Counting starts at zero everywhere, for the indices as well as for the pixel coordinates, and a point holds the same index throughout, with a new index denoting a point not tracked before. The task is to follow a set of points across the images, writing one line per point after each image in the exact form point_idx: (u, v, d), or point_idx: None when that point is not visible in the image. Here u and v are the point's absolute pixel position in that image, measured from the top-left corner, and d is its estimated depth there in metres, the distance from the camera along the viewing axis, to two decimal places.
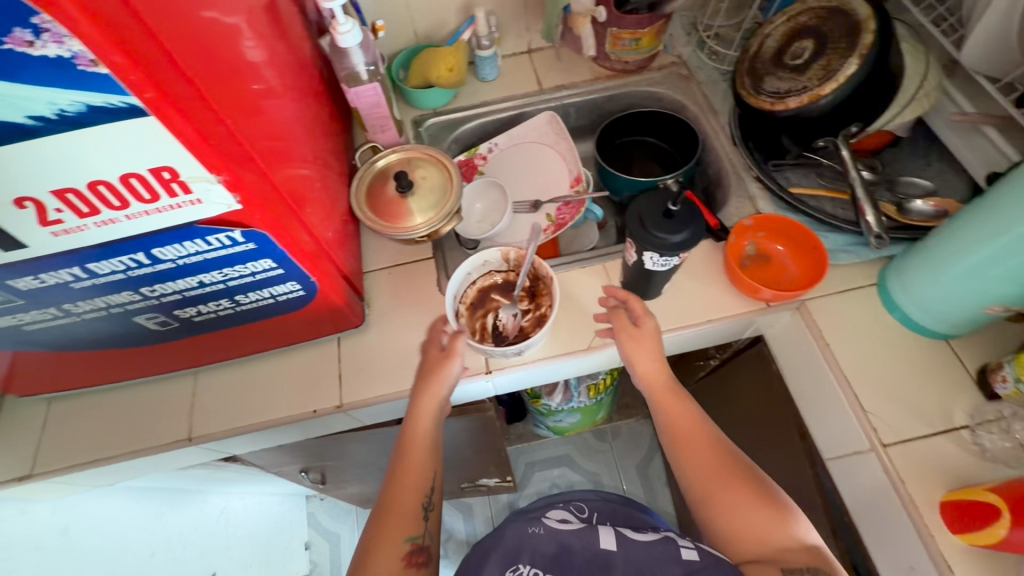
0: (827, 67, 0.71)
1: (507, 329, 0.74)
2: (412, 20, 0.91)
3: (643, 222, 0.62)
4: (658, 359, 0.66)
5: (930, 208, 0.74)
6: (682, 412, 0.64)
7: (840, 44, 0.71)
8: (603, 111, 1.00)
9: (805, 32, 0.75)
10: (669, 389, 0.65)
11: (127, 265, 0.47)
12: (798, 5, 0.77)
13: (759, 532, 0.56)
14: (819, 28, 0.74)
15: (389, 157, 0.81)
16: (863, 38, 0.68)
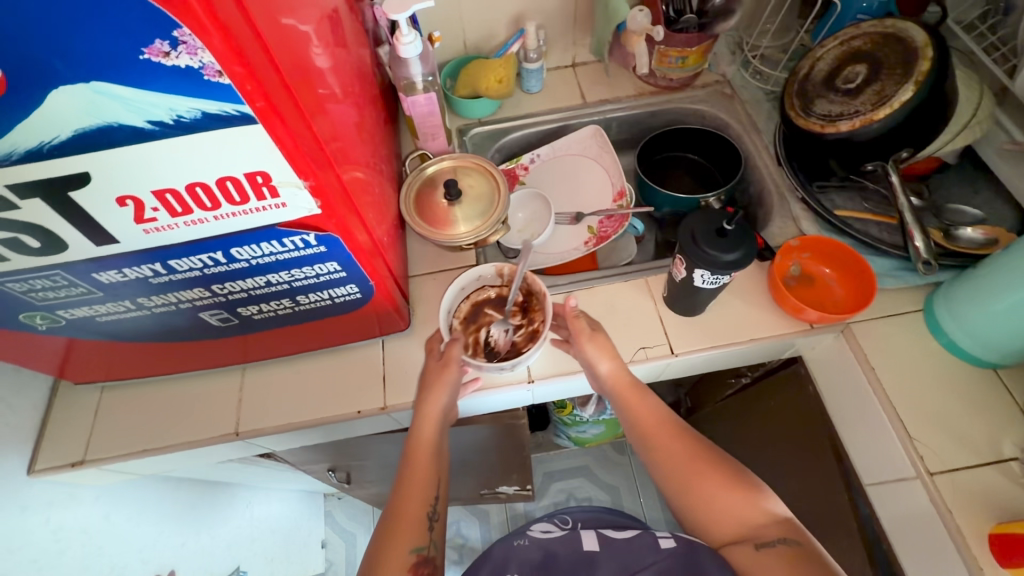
0: (880, 92, 0.72)
1: (499, 344, 0.70)
2: (464, 32, 0.93)
3: (696, 237, 0.62)
4: (615, 357, 0.67)
5: (979, 236, 0.75)
6: (647, 410, 0.65)
7: (894, 70, 0.71)
8: (645, 126, 1.01)
9: (858, 57, 0.75)
10: (632, 387, 0.67)
11: (204, 263, 0.48)
12: (851, 30, 0.77)
13: (732, 515, 0.58)
14: (872, 53, 0.74)
15: (439, 164, 0.82)
16: (919, 66, 0.68)
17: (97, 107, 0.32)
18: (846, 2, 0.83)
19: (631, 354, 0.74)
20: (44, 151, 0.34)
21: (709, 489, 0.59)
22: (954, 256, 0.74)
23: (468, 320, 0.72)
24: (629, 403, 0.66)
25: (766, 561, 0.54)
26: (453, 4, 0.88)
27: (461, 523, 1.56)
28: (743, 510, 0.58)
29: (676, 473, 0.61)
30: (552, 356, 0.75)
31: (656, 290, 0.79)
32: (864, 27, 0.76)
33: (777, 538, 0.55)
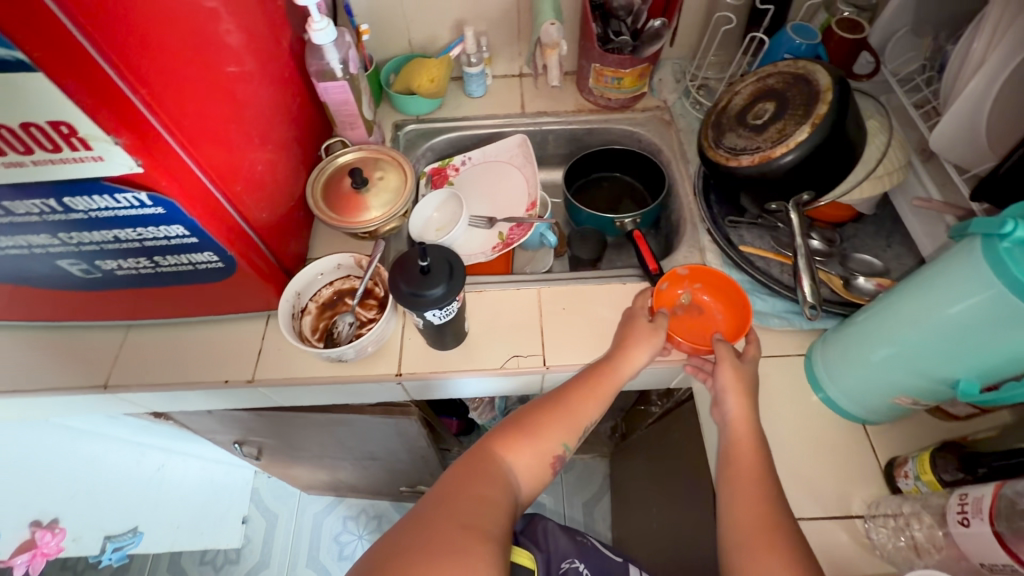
0: (781, 130, 0.71)
1: (339, 336, 0.74)
2: (408, 30, 0.94)
3: (400, 286, 0.61)
4: (748, 398, 0.61)
5: (872, 286, 0.74)
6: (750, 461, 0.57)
7: (796, 111, 0.71)
8: (582, 143, 1.02)
9: (770, 94, 0.75)
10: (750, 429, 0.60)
11: (42, 209, 0.50)
12: (769, 67, 0.77)
13: None
14: (782, 92, 0.74)
15: (355, 154, 0.84)
16: (817, 109, 0.69)
17: None
18: (777, 41, 0.83)
19: (503, 362, 0.74)
20: None
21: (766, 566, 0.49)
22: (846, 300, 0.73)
23: (325, 306, 0.76)
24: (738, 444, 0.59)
25: None
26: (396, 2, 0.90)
27: (383, 519, 1.55)
28: None
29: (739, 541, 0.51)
30: (424, 354, 0.74)
31: (546, 304, 0.78)
32: (780, 66, 0.76)
33: None
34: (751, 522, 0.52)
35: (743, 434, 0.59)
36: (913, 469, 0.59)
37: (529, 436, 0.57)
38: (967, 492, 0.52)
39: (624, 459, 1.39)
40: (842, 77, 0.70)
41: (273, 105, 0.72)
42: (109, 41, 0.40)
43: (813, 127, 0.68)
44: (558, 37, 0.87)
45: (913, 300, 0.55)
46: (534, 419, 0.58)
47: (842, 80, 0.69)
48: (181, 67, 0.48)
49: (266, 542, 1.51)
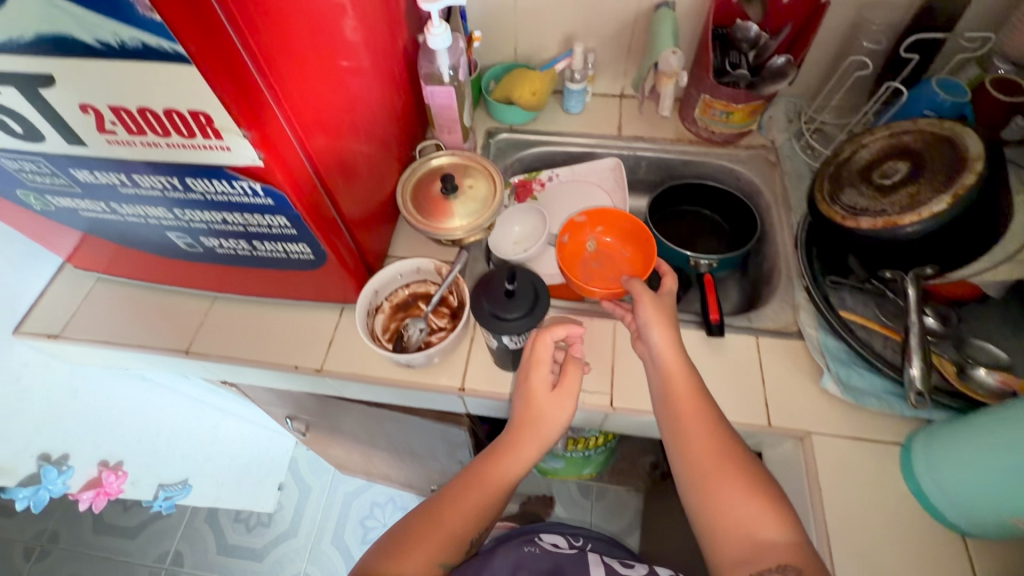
0: (913, 196, 0.65)
1: (409, 341, 0.73)
2: (516, 38, 0.93)
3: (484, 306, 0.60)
4: (671, 330, 0.64)
5: (993, 381, 0.65)
6: (695, 407, 0.60)
7: (937, 177, 0.64)
8: (675, 173, 0.97)
9: (903, 153, 0.69)
10: (684, 374, 0.62)
11: (165, 186, 0.52)
12: (906, 123, 0.70)
13: (744, 524, 0.54)
14: (920, 153, 0.67)
15: (449, 158, 0.83)
16: (963, 179, 0.62)
17: (52, 17, 0.36)
18: (917, 95, 0.76)
19: None
20: (11, 45, 0.38)
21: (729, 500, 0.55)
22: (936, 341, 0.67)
23: (398, 306, 0.77)
24: (678, 390, 0.61)
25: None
26: (510, 10, 0.89)
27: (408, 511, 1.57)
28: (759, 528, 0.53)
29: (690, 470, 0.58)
30: (489, 372, 0.73)
31: (620, 341, 0.75)
32: (921, 123, 0.69)
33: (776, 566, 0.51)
34: (705, 461, 0.57)
35: (675, 366, 0.63)
36: None
37: (399, 552, 0.57)
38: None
39: (662, 500, 1.34)
40: (995, 145, 0.63)
41: (378, 100, 0.72)
42: (252, 36, 0.40)
43: (957, 198, 0.61)
44: (678, 66, 0.83)
45: None
46: (414, 521, 0.61)
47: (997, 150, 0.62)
48: (305, 62, 0.48)
49: (297, 511, 1.56)
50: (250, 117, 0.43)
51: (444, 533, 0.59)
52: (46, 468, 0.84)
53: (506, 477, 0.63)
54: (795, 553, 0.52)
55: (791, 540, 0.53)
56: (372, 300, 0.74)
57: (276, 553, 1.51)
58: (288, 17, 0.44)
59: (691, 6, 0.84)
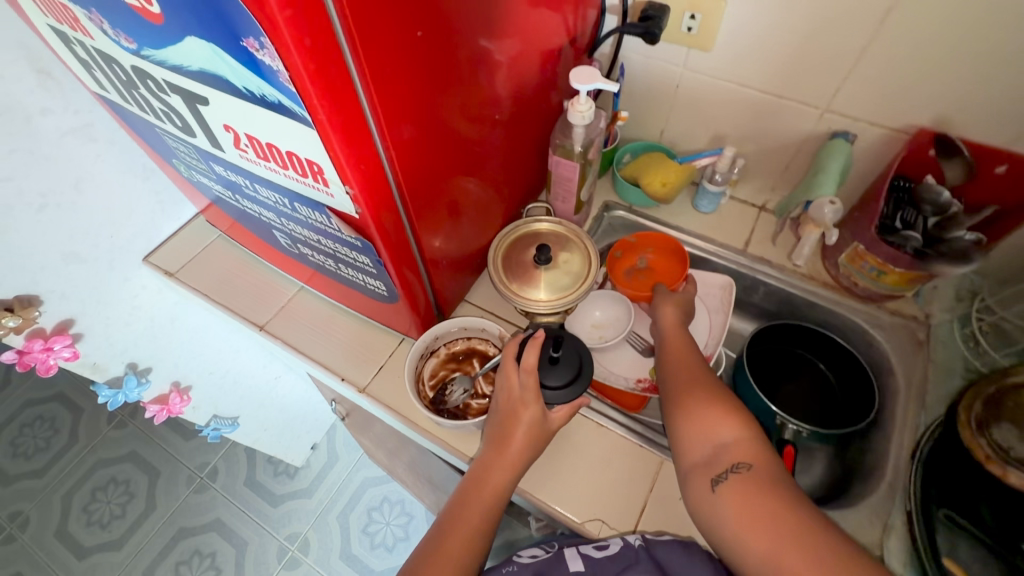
0: None
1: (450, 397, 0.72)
2: (667, 121, 0.88)
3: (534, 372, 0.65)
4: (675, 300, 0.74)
5: None
6: (682, 351, 0.67)
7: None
8: (794, 310, 0.86)
9: None
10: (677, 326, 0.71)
11: (277, 202, 0.56)
12: None
13: (707, 429, 0.57)
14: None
15: (553, 226, 0.81)
16: None
17: (213, 60, 0.38)
18: None
19: (584, 519, 0.66)
20: (183, 70, 0.42)
21: (700, 416, 0.58)
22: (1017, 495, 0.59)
23: (453, 356, 0.76)
24: (671, 340, 0.70)
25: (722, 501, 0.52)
26: (669, 94, 0.84)
27: (411, 519, 1.58)
28: (720, 429, 0.57)
29: (669, 396, 0.63)
30: None
31: (661, 483, 0.68)
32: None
33: (731, 466, 0.54)
34: (679, 384, 0.63)
35: (671, 328, 0.71)
36: None
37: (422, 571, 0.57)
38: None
39: None
40: None
41: (503, 152, 0.72)
42: (375, 82, 0.40)
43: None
44: (830, 219, 0.74)
45: None
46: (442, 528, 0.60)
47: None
48: (421, 112, 0.48)
49: (318, 476, 1.64)
50: (357, 163, 0.44)
51: (468, 537, 0.59)
52: (128, 376, 0.94)
53: (506, 481, 0.61)
54: (748, 451, 0.54)
55: (746, 438, 0.56)
56: (431, 342, 0.73)
57: (289, 506, 1.60)
58: (417, 70, 0.44)
59: (875, 144, 0.73)
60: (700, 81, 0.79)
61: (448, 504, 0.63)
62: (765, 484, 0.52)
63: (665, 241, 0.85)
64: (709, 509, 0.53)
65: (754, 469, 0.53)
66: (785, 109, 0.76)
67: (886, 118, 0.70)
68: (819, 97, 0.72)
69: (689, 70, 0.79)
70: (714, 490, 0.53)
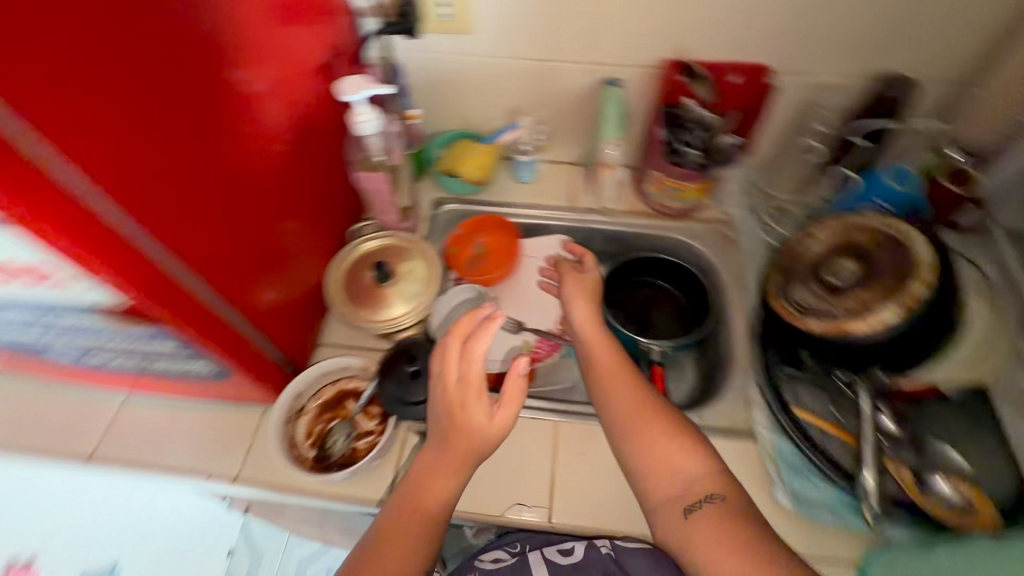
0: (862, 302, 0.62)
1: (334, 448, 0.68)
2: (463, 107, 0.89)
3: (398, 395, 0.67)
4: (589, 300, 0.69)
5: (951, 491, 0.60)
6: (608, 355, 0.64)
7: (886, 283, 0.62)
8: (630, 246, 0.94)
9: (852, 250, 0.66)
10: (602, 332, 0.67)
11: (32, 316, 0.47)
12: (852, 217, 0.68)
13: (665, 461, 0.57)
14: (867, 251, 0.65)
15: (373, 244, 0.79)
16: (911, 286, 0.60)
17: None
18: (870, 181, 0.73)
19: (503, 508, 0.66)
20: None
21: (660, 448, 0.57)
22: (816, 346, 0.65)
23: (324, 406, 0.70)
24: (595, 345, 0.65)
25: (694, 531, 0.52)
26: (455, 81, 0.85)
27: None
28: (680, 462, 0.56)
29: (620, 421, 0.60)
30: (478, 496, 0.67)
31: (562, 444, 0.71)
32: (866, 218, 0.67)
33: (703, 498, 0.54)
34: (628, 409, 0.60)
35: (590, 332, 0.66)
36: None
37: None
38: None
39: None
40: (936, 246, 0.63)
41: (305, 184, 0.68)
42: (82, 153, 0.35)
43: (909, 311, 0.59)
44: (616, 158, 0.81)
45: None
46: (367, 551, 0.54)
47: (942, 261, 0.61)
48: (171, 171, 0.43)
49: None
50: (92, 248, 0.38)
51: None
52: None
53: (422, 529, 0.55)
54: (715, 483, 0.55)
55: (711, 470, 0.56)
56: (293, 401, 0.68)
57: None
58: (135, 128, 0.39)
59: (640, 82, 0.81)
60: (477, 62, 0.81)
61: (367, 539, 0.56)
62: (740, 518, 0.52)
63: (494, 220, 0.88)
64: (678, 535, 0.53)
65: (728, 501, 0.53)
66: (557, 70, 0.81)
67: (639, 58, 0.78)
68: (581, 51, 0.78)
69: (463, 55, 0.80)
70: (688, 519, 0.53)
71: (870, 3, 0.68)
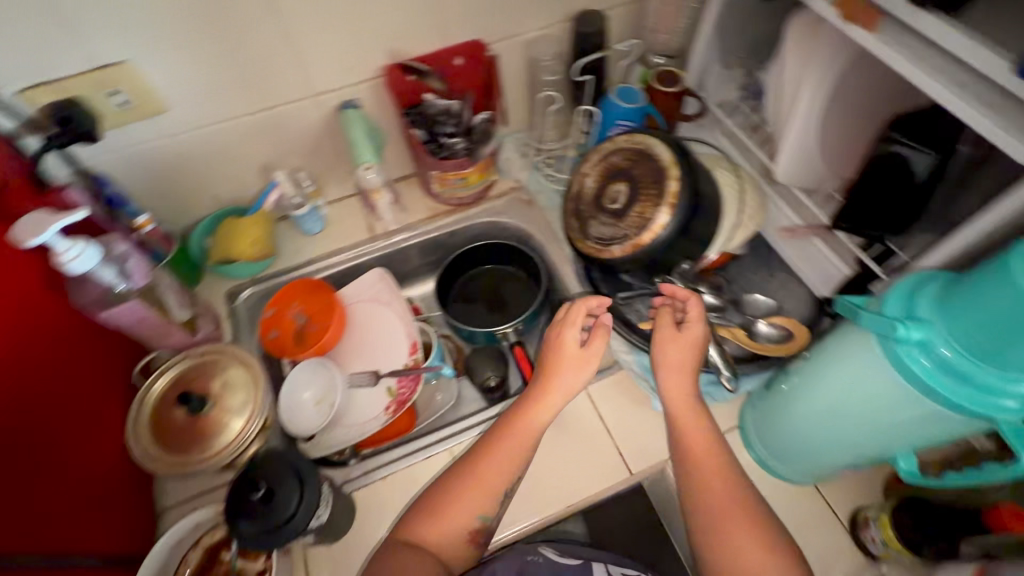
0: (642, 214, 0.68)
1: None
2: (209, 187, 0.80)
3: (257, 532, 0.52)
4: (686, 371, 0.58)
5: (775, 331, 0.72)
6: (697, 432, 0.57)
7: (649, 189, 0.69)
8: (447, 246, 0.94)
9: (619, 174, 0.73)
10: (690, 410, 0.58)
11: None
12: (608, 145, 0.75)
13: (737, 557, 0.51)
14: (626, 169, 0.72)
15: (166, 380, 0.68)
16: (669, 186, 0.67)
17: None
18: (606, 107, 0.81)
19: None
20: None
21: (734, 535, 0.52)
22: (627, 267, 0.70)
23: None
24: (689, 424, 0.58)
25: None
26: (183, 166, 0.76)
27: None
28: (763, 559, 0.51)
29: (697, 506, 0.55)
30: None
31: None
32: (617, 143, 0.74)
33: None
34: (713, 503, 0.54)
35: (676, 403, 0.58)
36: (879, 535, 0.57)
37: None
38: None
39: None
40: (676, 144, 0.69)
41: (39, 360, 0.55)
42: None
43: (673, 205, 0.66)
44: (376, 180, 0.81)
45: (837, 373, 0.50)
46: (441, 492, 0.59)
47: (683, 154, 0.68)
48: None
49: None
50: None
51: None
52: None
53: None
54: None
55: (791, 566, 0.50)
56: None
57: None
58: None
59: (375, 96, 0.79)
60: (196, 138, 0.73)
61: None
62: None
63: (302, 284, 0.81)
64: None
65: None
66: (286, 113, 0.75)
67: (361, 73, 0.75)
68: (298, 88, 0.73)
69: (174, 136, 0.71)
70: None
71: None
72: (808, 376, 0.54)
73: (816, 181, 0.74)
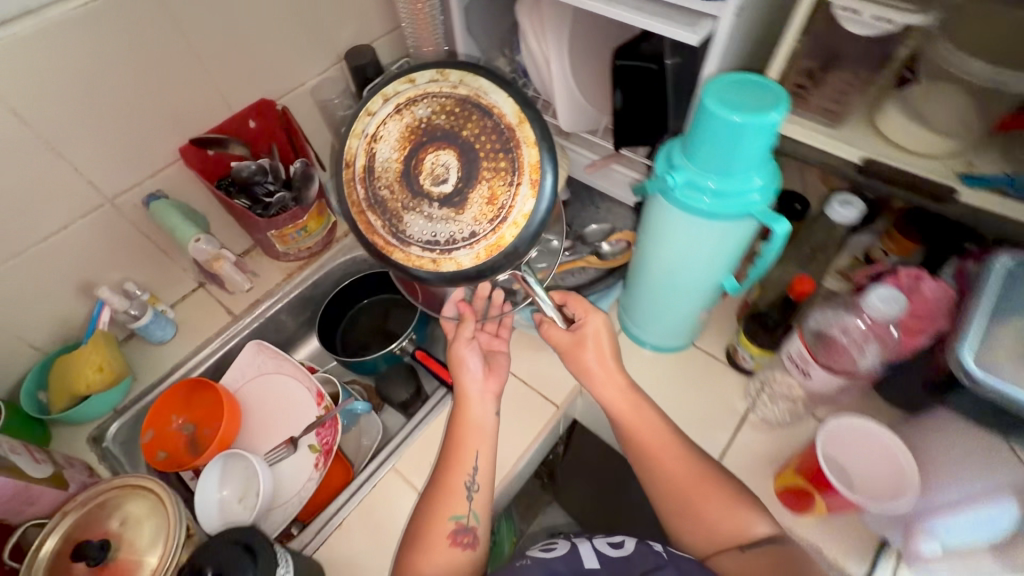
0: (492, 200, 0.60)
1: None
2: (23, 335, 0.72)
3: None
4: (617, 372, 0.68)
5: (616, 245, 0.88)
6: (645, 423, 0.65)
7: (498, 163, 0.60)
8: (316, 299, 0.94)
9: (443, 141, 0.61)
10: (632, 404, 0.66)
11: None
12: (409, 87, 0.61)
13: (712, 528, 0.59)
14: (455, 134, 0.61)
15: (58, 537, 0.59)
16: (519, 159, 0.59)
17: None
18: None
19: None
20: None
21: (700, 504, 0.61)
22: (457, 283, 0.62)
23: None
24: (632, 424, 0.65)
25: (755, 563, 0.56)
26: None
27: None
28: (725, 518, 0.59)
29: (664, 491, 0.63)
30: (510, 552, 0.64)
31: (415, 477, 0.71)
32: (419, 84, 0.61)
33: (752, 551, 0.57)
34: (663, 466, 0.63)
35: (620, 406, 0.66)
36: (745, 352, 0.70)
37: None
38: (790, 350, 0.62)
39: None
40: (512, 91, 0.60)
41: None
42: None
43: (535, 181, 0.60)
44: (212, 246, 0.79)
45: (659, 251, 0.63)
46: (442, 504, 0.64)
47: (526, 104, 0.59)
48: None
49: None
50: None
51: None
52: None
53: None
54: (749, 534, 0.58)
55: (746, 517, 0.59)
56: None
57: None
58: None
59: (181, 182, 0.78)
60: None
61: None
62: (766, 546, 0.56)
63: (176, 391, 0.76)
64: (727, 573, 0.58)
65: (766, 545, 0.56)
66: (85, 227, 0.71)
67: (156, 164, 0.74)
68: (89, 196, 0.69)
69: None
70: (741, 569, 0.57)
71: (288, 14, 0.78)
72: (643, 249, 0.65)
73: (593, 122, 0.90)
